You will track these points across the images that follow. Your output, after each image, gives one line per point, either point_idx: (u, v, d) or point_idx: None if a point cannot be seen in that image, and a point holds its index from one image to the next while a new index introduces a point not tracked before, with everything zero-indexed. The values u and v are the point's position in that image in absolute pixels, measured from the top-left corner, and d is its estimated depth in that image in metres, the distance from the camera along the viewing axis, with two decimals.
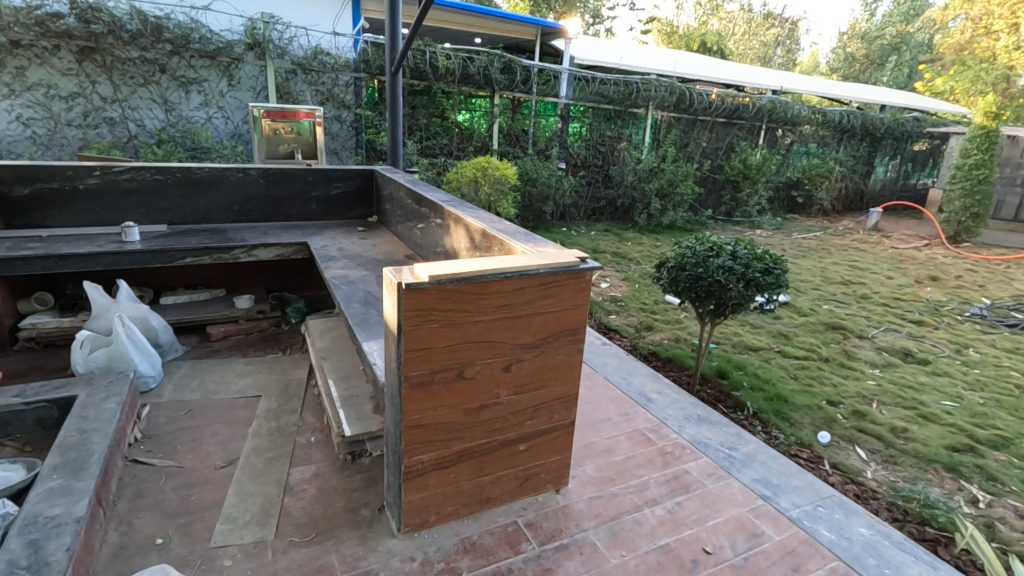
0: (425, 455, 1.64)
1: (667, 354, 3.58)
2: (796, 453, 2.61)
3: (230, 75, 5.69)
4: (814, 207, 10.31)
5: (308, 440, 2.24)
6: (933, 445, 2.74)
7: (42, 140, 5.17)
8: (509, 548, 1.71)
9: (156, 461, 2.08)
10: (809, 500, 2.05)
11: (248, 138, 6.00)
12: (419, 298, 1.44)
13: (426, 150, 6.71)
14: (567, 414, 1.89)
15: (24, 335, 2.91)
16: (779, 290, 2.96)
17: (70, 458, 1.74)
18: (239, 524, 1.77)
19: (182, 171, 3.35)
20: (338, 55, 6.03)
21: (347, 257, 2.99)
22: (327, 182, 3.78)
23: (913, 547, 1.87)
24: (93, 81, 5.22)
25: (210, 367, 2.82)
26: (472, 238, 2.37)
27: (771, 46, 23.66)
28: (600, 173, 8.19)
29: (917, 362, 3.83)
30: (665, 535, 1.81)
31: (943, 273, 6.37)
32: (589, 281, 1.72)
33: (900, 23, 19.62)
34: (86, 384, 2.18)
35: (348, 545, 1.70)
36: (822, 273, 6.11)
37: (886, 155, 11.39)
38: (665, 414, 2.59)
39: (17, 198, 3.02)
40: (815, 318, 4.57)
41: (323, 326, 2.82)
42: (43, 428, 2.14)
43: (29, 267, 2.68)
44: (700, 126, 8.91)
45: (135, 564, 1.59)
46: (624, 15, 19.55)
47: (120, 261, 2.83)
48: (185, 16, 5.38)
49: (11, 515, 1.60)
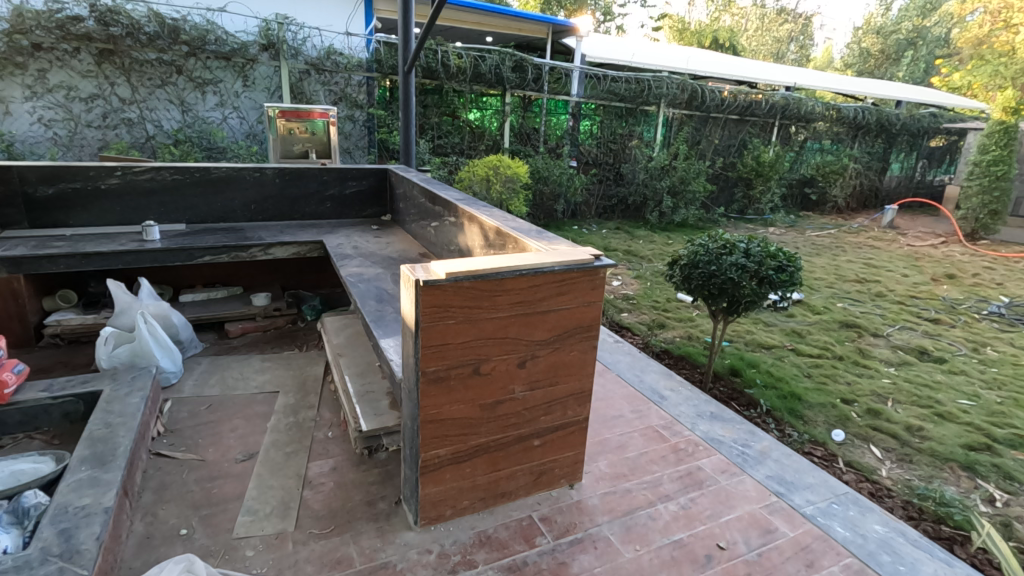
0: (442, 449, 1.67)
1: (680, 352, 3.58)
2: (809, 451, 2.60)
3: (245, 75, 5.76)
4: (828, 204, 10.17)
5: (325, 435, 2.28)
6: (948, 444, 2.73)
7: (63, 141, 5.27)
8: (524, 542, 1.74)
9: (179, 454, 2.14)
10: (823, 497, 2.05)
11: (262, 138, 6.07)
12: (437, 294, 1.47)
13: (437, 149, 6.74)
14: (581, 410, 1.90)
15: (49, 331, 2.98)
16: (793, 288, 2.95)
17: (97, 451, 1.79)
18: (260, 516, 1.81)
19: (199, 171, 3.40)
20: (351, 55, 6.08)
21: (361, 256, 3.02)
22: (342, 181, 3.83)
23: (929, 545, 1.86)
24: (113, 83, 5.32)
25: (228, 363, 2.87)
26: (486, 236, 2.39)
27: (784, 42, 23.33)
28: (612, 171, 8.16)
29: (932, 360, 3.80)
30: (678, 530, 1.83)
31: (960, 271, 6.29)
32: (603, 278, 1.73)
33: (917, 16, 19.20)
34: (111, 379, 2.24)
35: (366, 537, 1.73)
36: (836, 271, 6.04)
37: (901, 152, 11.24)
38: (677, 411, 2.60)
39: (42, 198, 3.10)
40: (829, 316, 4.54)
41: (339, 324, 2.86)
42: (70, 422, 2.21)
43: (54, 266, 2.74)
44: (712, 123, 8.86)
45: (160, 554, 1.64)
46: (635, 13, 19.41)
47: (142, 259, 2.89)
48: (201, 18, 5.47)
49: (42, 504, 1.67)
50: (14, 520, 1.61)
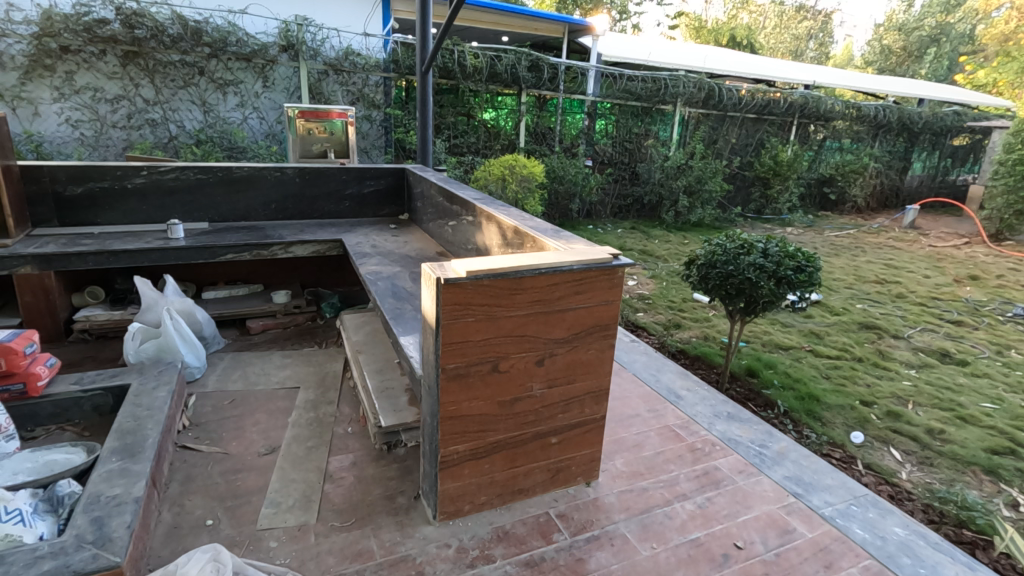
0: (460, 445, 1.69)
1: (696, 352, 3.57)
2: (828, 453, 2.59)
3: (265, 76, 5.85)
4: (847, 204, 10.02)
5: (345, 431, 2.31)
6: (971, 447, 2.69)
7: (89, 141, 5.39)
8: (541, 538, 1.75)
9: (204, 447, 2.19)
10: (842, 498, 2.04)
11: (281, 138, 6.14)
12: (457, 292, 1.49)
13: (453, 149, 6.78)
14: (598, 409, 1.91)
15: (78, 326, 3.06)
16: (812, 289, 2.94)
17: (127, 443, 1.85)
18: (282, 508, 1.85)
19: (222, 171, 3.47)
20: (368, 55, 6.13)
21: (380, 254, 3.06)
22: (360, 180, 3.87)
23: (950, 548, 1.84)
24: (137, 84, 5.43)
25: (250, 359, 2.93)
26: (504, 235, 2.41)
27: (803, 40, 22.97)
28: (627, 170, 8.12)
29: (955, 363, 3.74)
30: (695, 529, 1.83)
31: (984, 272, 6.17)
32: (621, 278, 1.74)
33: (940, 14, 18.67)
34: (139, 373, 2.31)
35: (386, 531, 1.76)
36: (855, 272, 5.97)
37: (924, 151, 11.05)
38: (694, 411, 2.60)
39: (71, 197, 3.19)
40: (848, 317, 4.49)
41: (358, 321, 2.90)
42: (99, 414, 2.27)
43: (83, 263, 2.83)
44: (729, 122, 8.80)
45: (187, 544, 1.69)
46: (652, 11, 19.19)
47: (167, 257, 2.97)
48: (222, 20, 5.56)
49: (76, 494, 1.72)
50: (49, 508, 1.67)
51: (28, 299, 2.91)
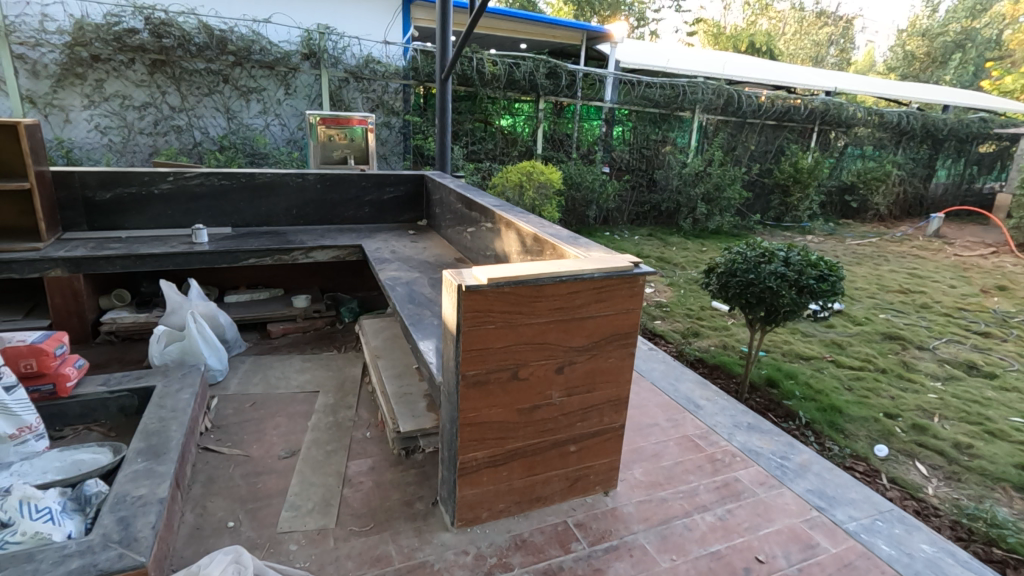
0: (479, 452, 1.70)
1: (715, 361, 3.53)
2: (851, 466, 2.54)
3: (287, 84, 5.94)
4: (870, 212, 9.83)
5: (363, 435, 2.33)
6: (1000, 463, 2.62)
7: (117, 147, 5.54)
8: (559, 547, 1.74)
9: (226, 449, 2.22)
10: (867, 513, 1.99)
11: (302, 144, 6.25)
12: (478, 299, 1.50)
13: (471, 155, 6.84)
14: (618, 417, 1.90)
15: (105, 328, 3.12)
16: (834, 298, 2.89)
17: (152, 444, 1.88)
18: (302, 511, 1.87)
19: (246, 176, 3.53)
20: (388, 63, 6.18)
21: (399, 260, 3.08)
22: (380, 186, 3.90)
23: (979, 567, 1.79)
24: (163, 91, 5.57)
25: (271, 363, 2.96)
26: (523, 242, 2.41)
27: (823, 46, 22.77)
28: (645, 177, 8.07)
29: (982, 376, 3.64)
30: (716, 542, 1.80)
31: (1013, 283, 6.01)
32: (642, 286, 1.74)
33: (966, 18, 18.12)
34: (163, 375, 2.35)
35: (404, 536, 1.77)
36: (878, 281, 5.87)
37: (948, 158, 10.85)
38: (714, 421, 2.57)
39: (101, 202, 3.27)
40: (871, 327, 4.41)
41: (377, 326, 2.92)
42: (125, 415, 2.32)
43: (110, 267, 2.89)
44: (748, 129, 8.72)
45: (210, 545, 1.71)
46: (670, 17, 19.13)
47: (191, 261, 3.01)
48: (247, 29, 5.67)
49: (102, 493, 1.76)
50: (77, 507, 1.70)
51: (57, 301, 2.99)
